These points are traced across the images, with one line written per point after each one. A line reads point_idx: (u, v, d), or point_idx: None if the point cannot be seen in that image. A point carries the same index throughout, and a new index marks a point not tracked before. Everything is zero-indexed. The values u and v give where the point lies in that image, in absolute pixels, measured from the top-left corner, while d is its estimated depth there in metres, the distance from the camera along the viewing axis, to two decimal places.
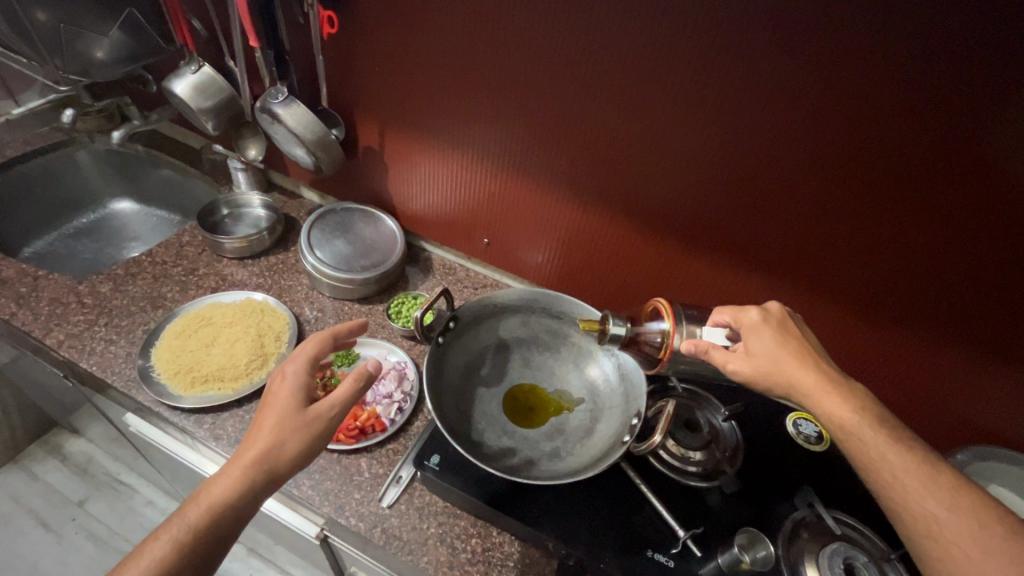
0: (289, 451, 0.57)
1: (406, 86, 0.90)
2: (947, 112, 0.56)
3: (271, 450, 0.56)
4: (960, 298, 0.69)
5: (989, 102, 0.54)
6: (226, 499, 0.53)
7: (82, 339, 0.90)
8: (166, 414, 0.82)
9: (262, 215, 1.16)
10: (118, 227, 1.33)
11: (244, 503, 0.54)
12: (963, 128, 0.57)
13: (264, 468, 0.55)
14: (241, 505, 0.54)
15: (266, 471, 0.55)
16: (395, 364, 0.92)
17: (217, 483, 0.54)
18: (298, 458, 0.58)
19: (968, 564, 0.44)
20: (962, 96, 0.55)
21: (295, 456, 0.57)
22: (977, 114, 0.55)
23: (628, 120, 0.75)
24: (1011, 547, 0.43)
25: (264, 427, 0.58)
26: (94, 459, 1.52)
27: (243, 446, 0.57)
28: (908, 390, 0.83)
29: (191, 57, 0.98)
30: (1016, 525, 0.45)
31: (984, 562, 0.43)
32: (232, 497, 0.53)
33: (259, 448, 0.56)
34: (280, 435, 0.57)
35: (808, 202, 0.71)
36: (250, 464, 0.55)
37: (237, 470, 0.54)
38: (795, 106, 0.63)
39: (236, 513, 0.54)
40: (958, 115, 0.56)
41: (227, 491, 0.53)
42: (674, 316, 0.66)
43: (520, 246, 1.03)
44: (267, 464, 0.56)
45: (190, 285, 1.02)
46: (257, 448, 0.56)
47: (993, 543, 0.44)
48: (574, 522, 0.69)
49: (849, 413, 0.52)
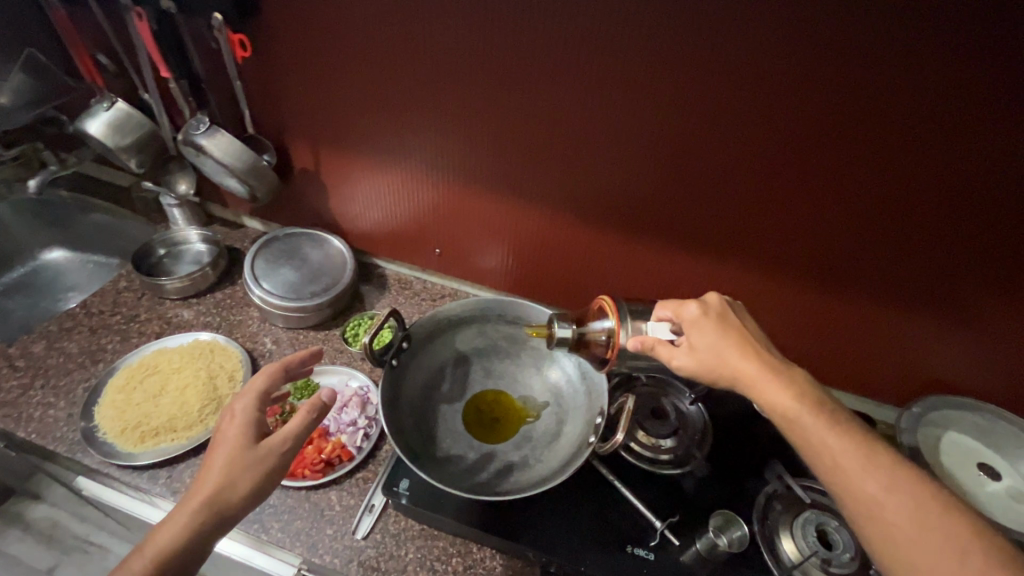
0: (242, 490, 0.54)
1: (330, 103, 0.87)
2: (866, 78, 0.58)
3: (221, 490, 0.53)
4: (903, 256, 0.71)
5: (905, 63, 0.56)
6: (174, 547, 0.50)
7: (17, 407, 0.84)
8: (118, 475, 0.78)
9: (202, 249, 1.11)
10: (52, 278, 1.25)
11: (193, 549, 0.51)
12: (884, 93, 0.58)
13: (214, 511, 0.53)
14: (192, 552, 0.51)
15: (217, 513, 0.53)
16: (357, 389, 0.89)
17: (163, 531, 0.51)
18: (251, 497, 0.55)
19: (908, 546, 0.44)
20: (877, 57, 0.56)
21: (246, 495, 0.54)
22: (894, 73, 0.57)
23: (561, 115, 0.74)
24: (943, 519, 0.44)
25: (213, 467, 0.55)
26: (58, 523, 1.40)
27: (190, 490, 0.54)
28: (867, 352, 0.85)
29: (102, 94, 0.92)
30: (950, 500, 0.45)
31: (922, 539, 0.44)
32: (181, 545, 0.50)
33: (207, 489, 0.53)
34: (230, 474, 0.54)
35: (749, 181, 0.72)
36: (200, 508, 0.52)
37: (185, 515, 0.52)
38: (727, 91, 0.64)
39: (186, 561, 0.51)
40: (878, 80, 0.58)
41: (175, 538, 0.50)
42: (618, 313, 0.65)
43: (473, 252, 1.01)
44: (218, 506, 0.53)
45: (132, 333, 0.97)
46: (207, 489, 0.53)
47: (930, 518, 0.44)
48: (551, 530, 0.69)
49: (789, 404, 0.52)
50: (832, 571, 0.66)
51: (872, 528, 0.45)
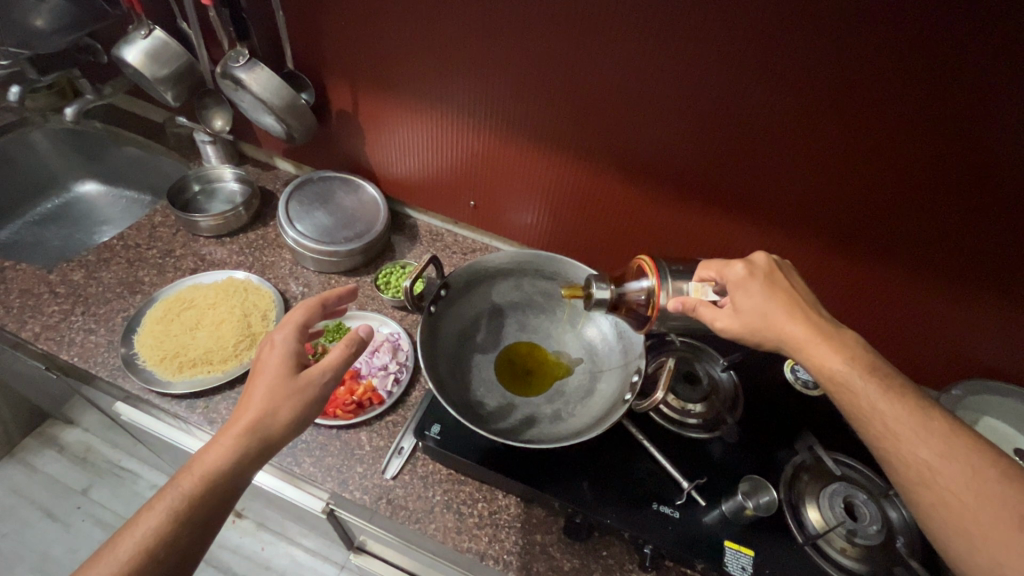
0: (284, 417, 0.55)
1: (373, 41, 0.84)
2: (940, 45, 0.54)
3: (264, 417, 0.54)
4: (956, 234, 0.68)
5: (987, 31, 0.51)
6: (220, 468, 0.51)
7: (60, 331, 0.86)
8: (157, 401, 0.80)
9: (236, 188, 1.11)
10: (87, 210, 1.26)
11: (238, 470, 0.52)
12: (958, 62, 0.54)
13: (258, 436, 0.54)
14: (237, 473, 0.52)
15: (260, 437, 0.54)
16: (388, 335, 0.90)
17: (210, 452, 0.52)
18: (292, 425, 0.56)
19: (961, 510, 0.43)
20: (956, 21, 0.52)
21: (288, 422, 0.55)
22: (972, 41, 0.52)
23: (608, 67, 0.70)
24: (1005, 490, 0.43)
25: (255, 395, 0.56)
26: (93, 447, 1.44)
27: (233, 415, 0.55)
28: (912, 330, 0.82)
29: (139, 21, 0.90)
30: (1010, 468, 0.44)
31: (977, 507, 0.43)
32: (226, 466, 0.51)
33: (251, 415, 0.54)
34: (272, 402, 0.55)
35: (800, 147, 0.68)
36: (243, 432, 0.53)
37: (230, 438, 0.52)
38: (788, 52, 0.60)
39: (232, 482, 0.52)
40: (954, 48, 0.53)
41: (222, 457, 0.51)
42: (658, 273, 0.63)
43: (508, 205, 0.99)
44: (261, 431, 0.54)
45: (168, 267, 0.98)
46: (250, 414, 0.54)
47: (987, 488, 0.43)
48: (578, 482, 0.70)
49: (840, 365, 0.51)
50: (857, 542, 0.65)
51: (923, 495, 0.45)
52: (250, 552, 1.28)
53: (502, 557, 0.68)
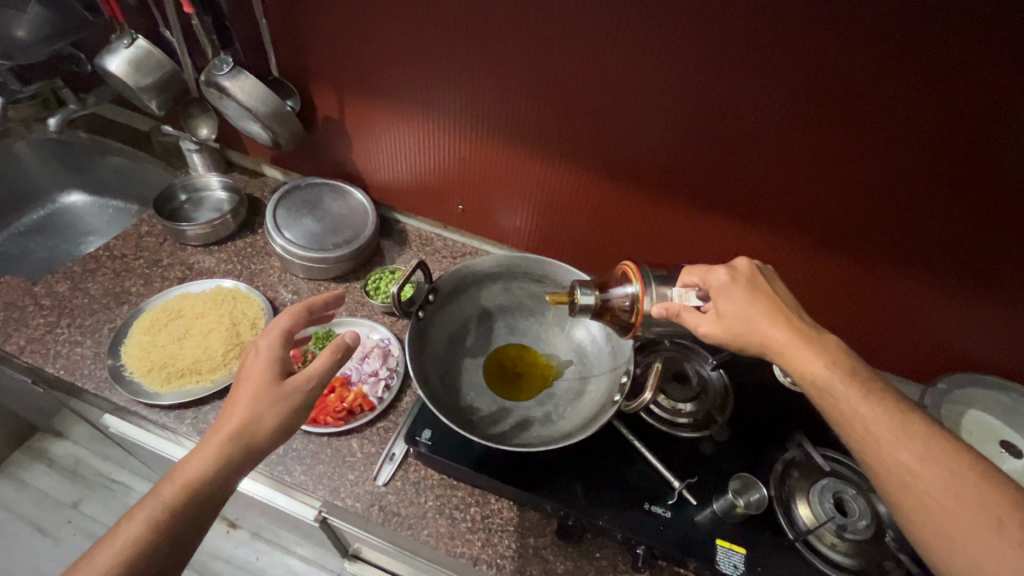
0: (268, 424, 0.55)
1: (357, 48, 0.84)
2: (915, 48, 0.55)
3: (248, 425, 0.54)
4: (936, 232, 0.69)
5: (960, 34, 0.53)
6: (202, 476, 0.51)
7: (45, 343, 0.86)
8: (145, 413, 0.79)
9: (223, 196, 1.10)
10: (72, 220, 1.25)
11: (221, 479, 0.52)
12: (933, 65, 0.55)
13: (242, 444, 0.53)
14: (219, 482, 0.52)
15: (244, 445, 0.53)
16: (378, 341, 0.90)
17: (192, 461, 0.51)
18: (276, 433, 0.55)
19: (941, 511, 0.44)
20: (930, 26, 0.53)
21: (273, 430, 0.55)
22: (946, 44, 0.54)
23: (592, 72, 0.71)
24: (983, 491, 0.43)
25: (239, 402, 0.55)
26: (83, 460, 1.42)
27: (217, 422, 0.54)
28: (898, 326, 0.83)
29: (122, 30, 0.89)
30: (987, 468, 0.45)
31: (956, 508, 0.43)
32: (209, 475, 0.51)
33: (234, 423, 0.54)
34: (256, 410, 0.55)
35: (783, 150, 0.69)
36: (227, 440, 0.53)
37: (213, 446, 0.52)
38: (768, 57, 0.61)
39: (214, 491, 0.51)
40: (927, 51, 0.55)
41: (205, 466, 0.51)
42: (642, 278, 0.64)
43: (497, 210, 0.99)
44: (244, 439, 0.53)
45: (155, 277, 0.97)
46: (233, 422, 0.54)
47: (965, 489, 0.44)
48: (570, 484, 0.70)
49: (820, 369, 0.51)
50: (846, 537, 0.66)
51: (903, 496, 0.45)
52: (245, 562, 1.27)
53: (496, 561, 0.68)
